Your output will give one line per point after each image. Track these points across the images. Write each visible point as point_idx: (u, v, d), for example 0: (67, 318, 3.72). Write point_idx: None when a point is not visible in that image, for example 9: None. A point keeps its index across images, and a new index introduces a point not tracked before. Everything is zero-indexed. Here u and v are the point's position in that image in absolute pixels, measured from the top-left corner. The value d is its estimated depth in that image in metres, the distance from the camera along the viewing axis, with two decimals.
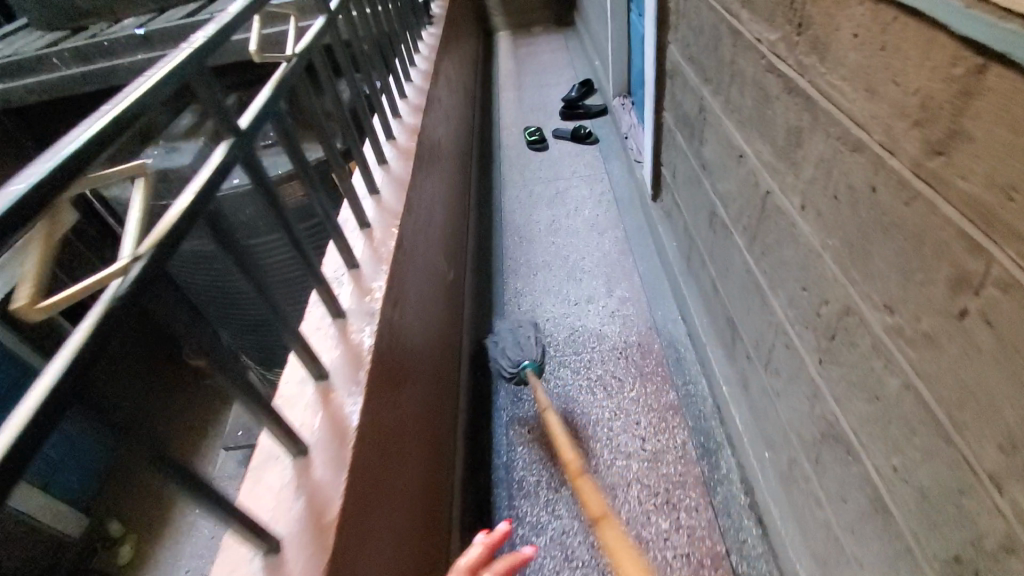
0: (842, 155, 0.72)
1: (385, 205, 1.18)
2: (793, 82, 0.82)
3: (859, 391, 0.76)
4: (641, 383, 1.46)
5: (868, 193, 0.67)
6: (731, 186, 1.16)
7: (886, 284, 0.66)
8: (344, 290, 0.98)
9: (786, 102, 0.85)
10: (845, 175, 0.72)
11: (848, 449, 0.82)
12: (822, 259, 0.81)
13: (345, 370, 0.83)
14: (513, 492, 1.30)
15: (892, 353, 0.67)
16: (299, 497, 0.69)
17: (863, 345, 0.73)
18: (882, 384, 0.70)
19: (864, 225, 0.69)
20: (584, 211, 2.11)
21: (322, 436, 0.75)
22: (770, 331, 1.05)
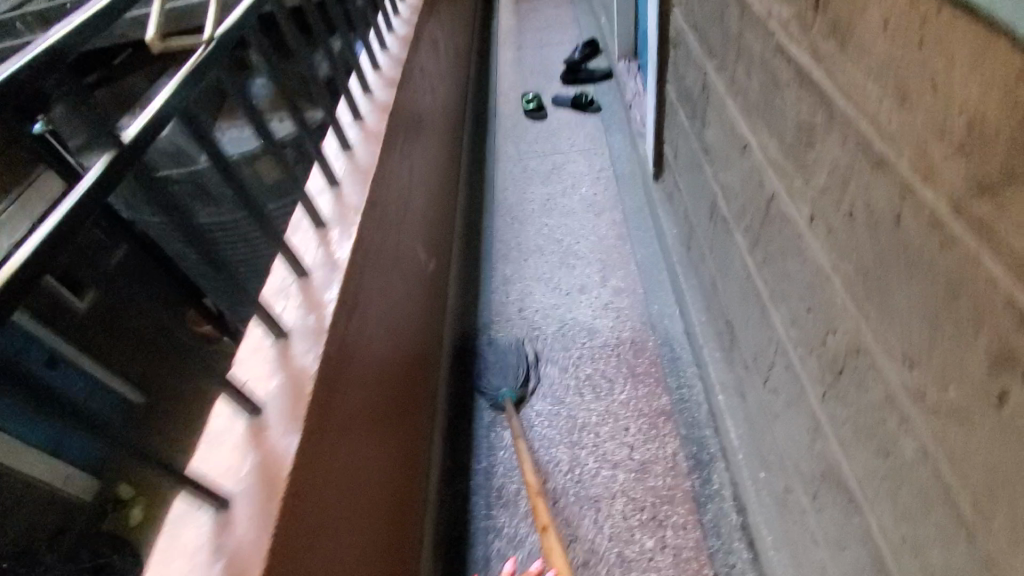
0: (860, 167, 0.59)
1: (345, 199, 1.07)
2: (806, 69, 0.68)
3: (866, 442, 0.66)
4: (632, 385, 1.37)
5: (891, 221, 0.55)
6: (734, 179, 1.02)
7: (907, 332, 0.55)
8: (288, 304, 0.88)
9: (797, 93, 0.71)
10: (863, 192, 0.59)
11: (849, 497, 0.72)
12: (831, 284, 0.69)
13: (281, 404, 0.74)
14: (492, 501, 1.23)
15: (908, 412, 0.56)
16: (216, 561, 0.61)
17: (874, 393, 0.62)
18: (894, 442, 0.60)
19: (884, 257, 0.57)
20: (582, 188, 1.97)
21: (249, 484, 0.67)
22: (770, 346, 0.95)
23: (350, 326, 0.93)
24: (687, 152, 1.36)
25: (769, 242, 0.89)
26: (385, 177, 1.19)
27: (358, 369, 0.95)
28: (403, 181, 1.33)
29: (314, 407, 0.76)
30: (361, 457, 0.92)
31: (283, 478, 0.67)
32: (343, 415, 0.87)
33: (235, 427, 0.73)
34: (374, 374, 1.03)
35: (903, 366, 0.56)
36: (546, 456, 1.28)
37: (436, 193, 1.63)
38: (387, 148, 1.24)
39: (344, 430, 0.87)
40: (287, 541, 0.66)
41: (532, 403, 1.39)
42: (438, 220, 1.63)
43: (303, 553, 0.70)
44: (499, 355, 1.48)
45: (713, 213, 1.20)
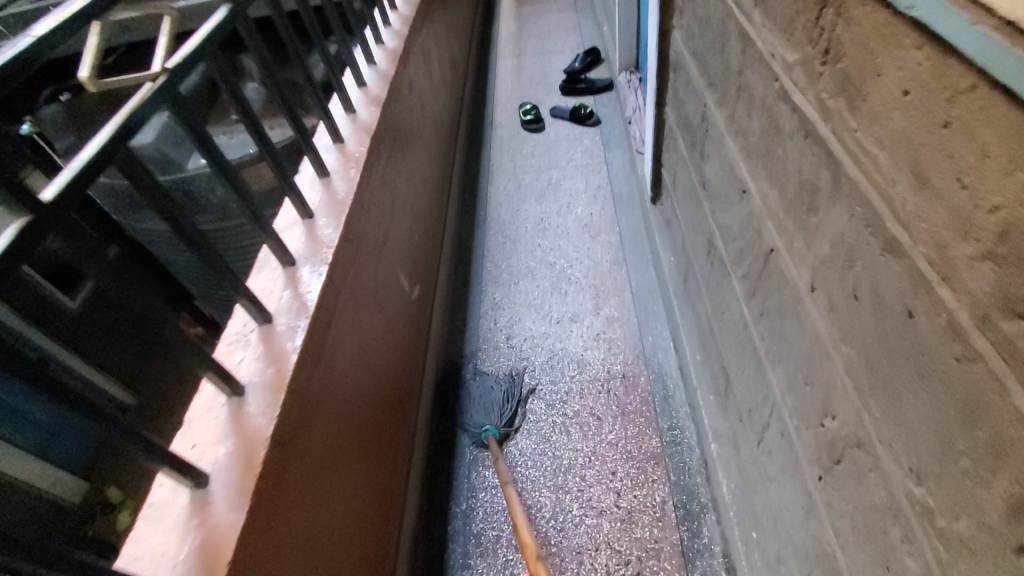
0: (867, 247, 0.52)
1: (317, 233, 1.00)
2: (810, 124, 0.61)
3: (863, 540, 0.60)
4: (621, 425, 1.31)
5: (902, 315, 0.48)
6: (731, 221, 0.95)
7: (916, 442, 0.48)
8: (246, 355, 0.81)
9: (800, 147, 0.64)
10: (870, 274, 0.52)
11: None
12: (831, 362, 0.63)
13: (230, 475, 0.69)
14: (470, 548, 1.17)
15: (914, 527, 0.50)
16: None
17: (876, 494, 0.56)
18: (897, 553, 0.54)
19: (892, 352, 0.50)
20: (578, 208, 1.90)
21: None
22: (765, 405, 0.88)
23: (315, 376, 0.87)
24: (685, 181, 1.29)
25: (765, 297, 0.83)
26: (363, 206, 1.12)
27: (324, 421, 0.89)
28: (385, 206, 1.26)
29: (265, 479, 0.70)
30: (321, 517, 0.86)
31: (227, 563, 0.62)
32: (303, 475, 0.81)
33: (178, 500, 0.67)
34: (342, 422, 0.97)
35: (909, 476, 0.50)
36: (528, 500, 1.22)
37: (422, 214, 1.56)
38: (367, 173, 1.17)
39: (303, 492, 0.81)
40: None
41: (516, 441, 1.33)
42: (425, 242, 1.56)
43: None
44: (484, 388, 1.42)
45: (711, 250, 1.13)
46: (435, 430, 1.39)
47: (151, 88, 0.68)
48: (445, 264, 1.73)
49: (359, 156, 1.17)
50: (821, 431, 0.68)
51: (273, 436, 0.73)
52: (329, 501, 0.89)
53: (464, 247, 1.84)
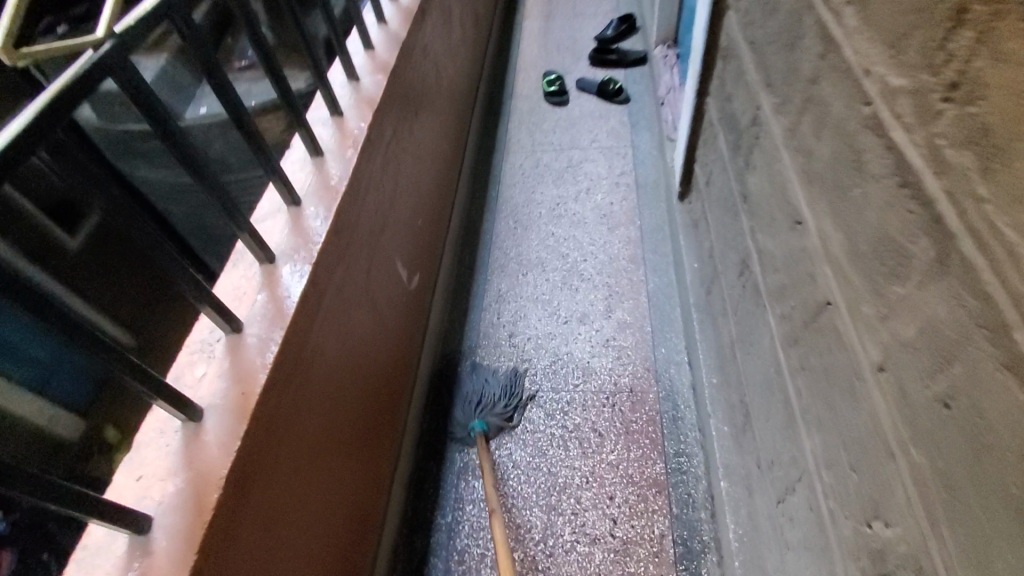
0: (974, 348, 0.40)
1: (303, 225, 0.88)
2: (908, 169, 0.48)
3: None
4: (623, 445, 1.22)
5: (1015, 451, 0.37)
6: (775, 249, 0.82)
7: None
8: (208, 371, 0.71)
9: (888, 194, 0.51)
10: (973, 384, 0.41)
11: None
12: (892, 462, 0.52)
13: (176, 522, 0.60)
14: (451, 566, 1.11)
15: None
16: None
17: None
18: None
19: (989, 489, 0.40)
20: (597, 195, 1.76)
21: None
22: (793, 466, 0.78)
23: (288, 396, 0.77)
24: (721, 186, 1.15)
25: (808, 350, 0.71)
26: (359, 192, 1.00)
27: (296, 442, 0.80)
28: (385, 190, 1.13)
29: (217, 526, 0.61)
30: (286, 550, 0.78)
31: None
32: (267, 508, 0.73)
33: (114, 547, 0.58)
34: (319, 439, 0.87)
35: None
36: (517, 518, 1.15)
37: (428, 194, 1.43)
38: (366, 153, 1.04)
39: (265, 528, 0.72)
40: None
41: (509, 451, 1.25)
42: (429, 224, 1.44)
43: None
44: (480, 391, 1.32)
45: (744, 272, 1.00)
46: (425, 430, 1.31)
47: (89, 60, 0.55)
48: (450, 248, 1.61)
49: (358, 133, 1.03)
50: (866, 531, 0.57)
51: (231, 475, 0.64)
52: (296, 530, 0.81)
53: (472, 228, 1.72)
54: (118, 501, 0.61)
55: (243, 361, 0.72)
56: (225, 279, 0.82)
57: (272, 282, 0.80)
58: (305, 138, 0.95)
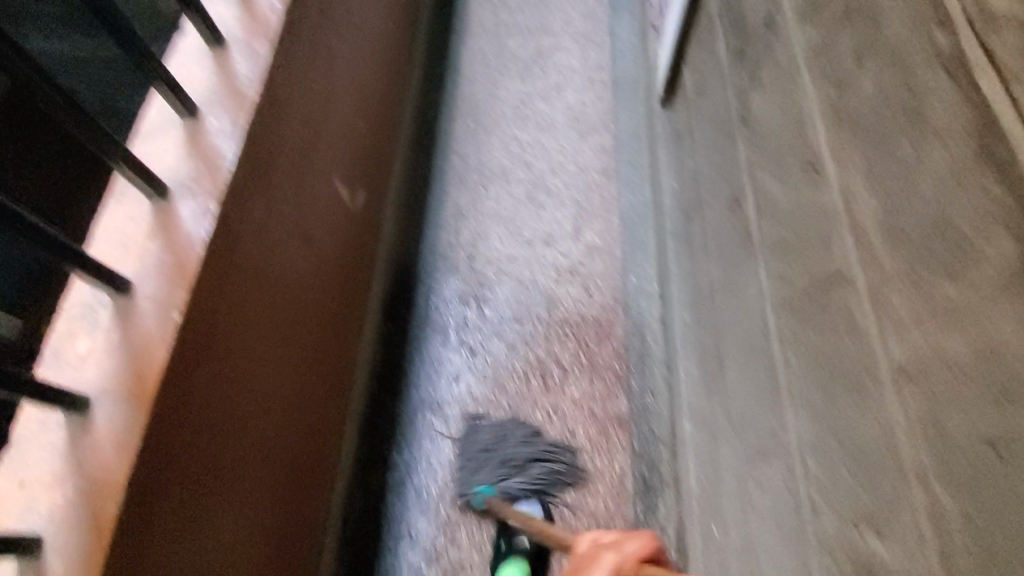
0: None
1: (203, 146, 0.69)
2: (984, 127, 0.37)
3: None
4: (587, 381, 1.17)
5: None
6: (779, 195, 0.70)
7: None
8: (92, 343, 0.57)
9: (947, 151, 0.41)
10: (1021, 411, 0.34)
11: None
12: (893, 459, 0.46)
13: (73, 523, 0.50)
14: (409, 502, 1.09)
15: None
16: None
17: None
18: None
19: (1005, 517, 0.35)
20: (569, 92, 1.55)
21: None
22: (761, 423, 0.73)
23: (204, 364, 0.64)
24: (714, 98, 0.98)
25: (805, 323, 0.61)
26: (278, 97, 0.79)
27: (221, 419, 0.69)
28: (314, 92, 0.92)
29: (124, 525, 0.52)
30: (216, 534, 0.69)
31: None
32: (188, 503, 0.62)
33: None
34: (249, 409, 0.76)
35: None
36: (477, 456, 1.12)
37: (372, 90, 1.21)
38: (283, 44, 0.81)
39: (180, 529, 0.62)
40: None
41: (469, 386, 1.19)
42: (375, 127, 1.23)
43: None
44: (444, 338, 1.24)
45: (728, 208, 0.89)
46: (378, 363, 1.22)
47: None
48: (400, 157, 1.42)
49: (272, 16, 0.80)
50: (841, 504, 0.54)
51: (133, 482, 0.52)
52: (226, 514, 0.72)
53: (427, 128, 1.51)
54: None
55: (136, 332, 0.58)
56: (104, 217, 0.64)
57: (166, 224, 0.63)
58: (198, 21, 0.72)
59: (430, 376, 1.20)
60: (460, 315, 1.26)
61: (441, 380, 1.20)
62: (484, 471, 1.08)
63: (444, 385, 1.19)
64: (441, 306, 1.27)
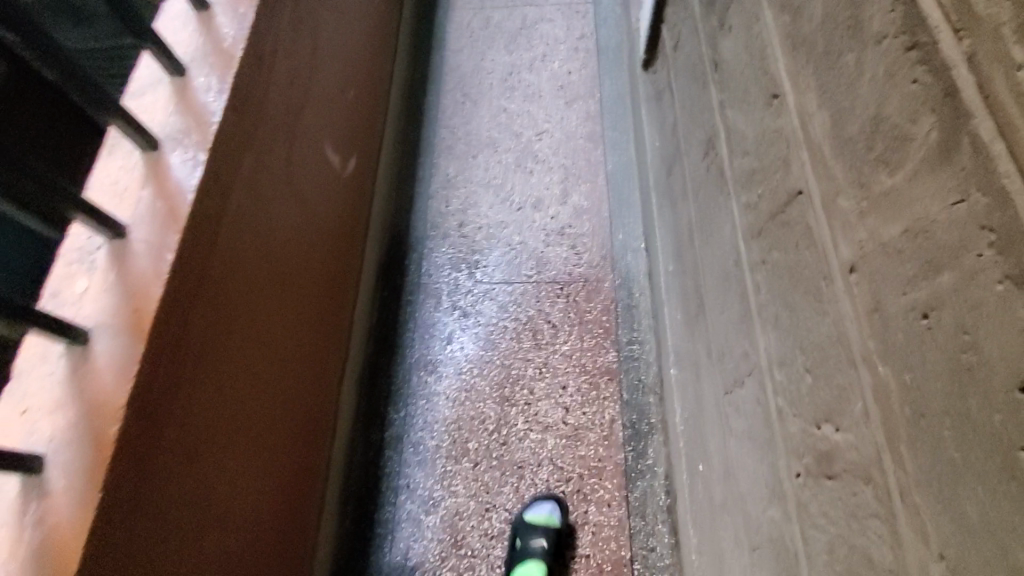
0: (956, 228, 0.36)
1: (191, 102, 0.72)
2: (914, 22, 0.39)
3: (838, 544, 0.51)
4: (577, 336, 1.21)
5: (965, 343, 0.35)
6: (746, 131, 0.72)
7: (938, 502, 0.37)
8: (90, 284, 0.60)
9: (883, 53, 0.43)
10: (946, 279, 0.36)
11: (790, 561, 0.61)
12: (847, 353, 0.49)
13: (79, 441, 0.53)
14: (407, 458, 1.12)
15: (903, 543, 0.41)
16: None
17: (868, 507, 0.46)
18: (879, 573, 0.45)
19: (933, 379, 0.38)
20: (553, 61, 1.57)
21: (30, 561, 0.50)
22: (739, 353, 0.76)
23: (199, 306, 0.68)
24: (690, 51, 1.00)
25: (772, 247, 0.64)
26: (263, 58, 0.82)
27: (219, 361, 0.72)
28: (299, 57, 0.95)
29: (128, 445, 0.55)
30: (218, 470, 0.73)
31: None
32: (188, 435, 0.66)
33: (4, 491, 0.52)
34: (246, 356, 0.79)
35: (934, 562, 0.38)
36: (472, 411, 1.15)
37: (357, 61, 1.23)
38: (265, 6, 0.83)
39: (182, 459, 0.65)
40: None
41: (461, 346, 1.22)
42: (362, 98, 1.25)
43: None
44: (437, 301, 1.27)
45: (705, 155, 0.91)
46: (373, 328, 1.25)
47: None
48: (388, 129, 1.44)
49: None
50: (807, 407, 0.57)
51: (131, 403, 0.56)
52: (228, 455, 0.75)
53: (415, 102, 1.53)
54: (2, 439, 0.53)
55: (131, 272, 0.61)
56: (99, 169, 0.67)
57: (159, 174, 0.66)
58: None
59: (424, 338, 1.23)
60: (451, 279, 1.29)
61: (434, 342, 1.23)
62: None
63: (438, 347, 1.22)
64: (433, 271, 1.31)
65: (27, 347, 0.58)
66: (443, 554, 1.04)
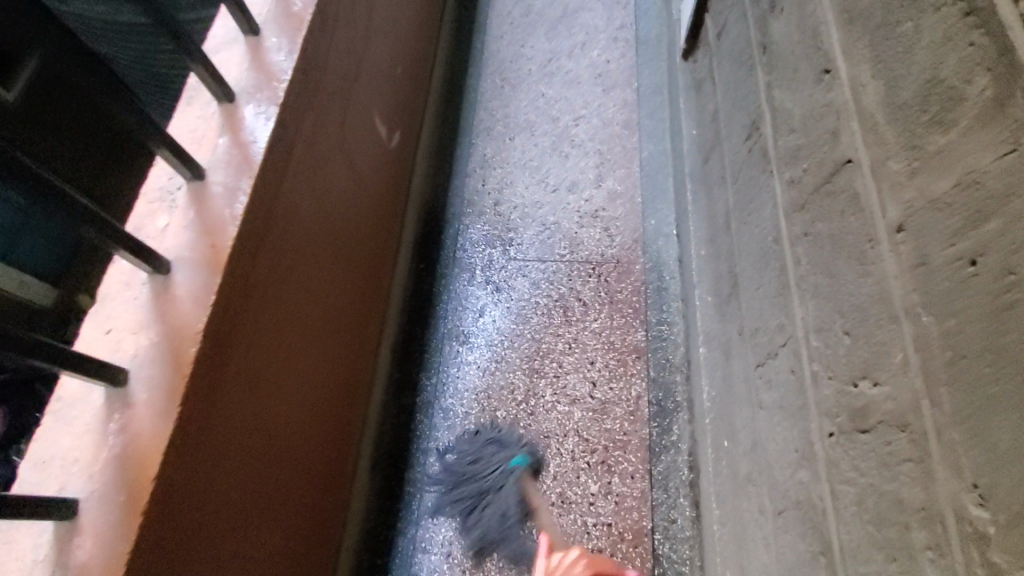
0: (1006, 176, 0.38)
1: (264, 59, 0.76)
2: None
3: (868, 494, 0.54)
4: (607, 315, 1.23)
5: (1011, 282, 0.37)
6: (793, 109, 0.74)
7: (974, 435, 0.40)
8: (171, 220, 0.65)
9: (940, 21, 0.45)
10: (994, 226, 0.39)
11: (817, 521, 0.64)
12: (889, 310, 0.51)
13: (160, 360, 0.57)
14: (437, 423, 1.16)
15: (936, 481, 0.44)
16: (79, 552, 0.50)
17: (902, 454, 0.49)
18: (909, 515, 0.47)
19: (976, 321, 0.40)
20: (593, 49, 1.60)
21: (114, 465, 0.53)
22: (774, 326, 0.79)
23: (266, 250, 0.72)
24: (736, 38, 1.02)
25: (816, 218, 0.67)
26: (327, 25, 0.86)
27: (279, 306, 0.76)
28: (357, 28, 0.99)
29: (203, 367, 0.59)
30: (277, 408, 0.77)
31: (147, 501, 0.52)
32: (254, 370, 0.70)
33: (91, 399, 0.56)
34: (302, 305, 0.83)
35: (968, 492, 0.40)
36: (502, 380, 1.19)
37: (407, 38, 1.27)
38: None
39: (248, 391, 0.69)
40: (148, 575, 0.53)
41: (494, 318, 1.26)
42: (408, 74, 1.29)
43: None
44: (472, 275, 1.31)
45: (746, 137, 0.94)
46: (409, 298, 1.29)
47: None
48: (429, 110, 1.48)
49: None
50: (844, 369, 0.59)
51: (208, 329, 0.60)
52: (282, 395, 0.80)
53: (456, 84, 1.57)
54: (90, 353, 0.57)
55: (209, 211, 0.65)
56: (180, 117, 0.71)
57: (235, 124, 0.71)
58: None
59: (459, 309, 1.27)
60: (486, 255, 1.33)
61: (468, 313, 1.27)
62: (486, 506, 1.05)
63: (472, 319, 1.26)
64: (469, 246, 1.34)
65: (113, 276, 0.62)
66: None
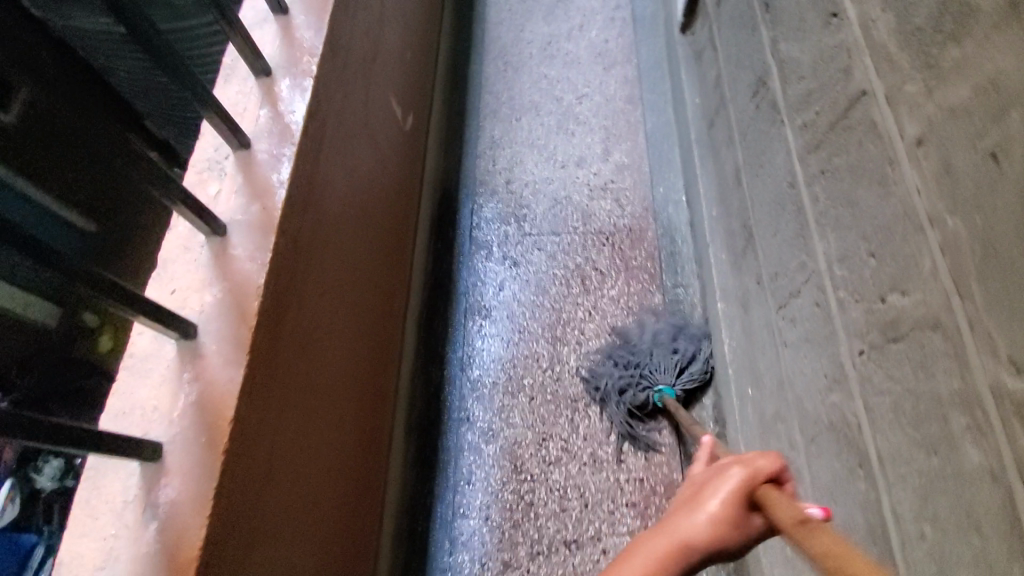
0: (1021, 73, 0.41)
1: (294, 36, 0.79)
2: None
3: (903, 399, 0.57)
4: (624, 282, 1.27)
5: None
6: (803, 58, 0.78)
7: (1006, 314, 0.43)
8: (222, 187, 0.68)
9: None
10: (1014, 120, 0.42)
11: (852, 439, 0.67)
12: (914, 222, 0.54)
13: (225, 313, 0.60)
14: (466, 393, 1.19)
15: (971, 368, 0.47)
16: (167, 491, 0.53)
17: (935, 353, 0.52)
18: (946, 406, 0.51)
19: (1003, 210, 0.44)
20: (591, 30, 1.63)
21: (191, 413, 0.56)
22: (795, 268, 0.82)
23: (309, 216, 0.75)
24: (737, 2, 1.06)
25: (833, 155, 0.70)
26: (348, 4, 0.89)
27: (321, 273, 0.79)
28: (372, 10, 1.02)
29: (265, 321, 0.62)
30: (324, 372, 0.80)
31: (227, 442, 0.55)
32: (304, 331, 0.73)
33: (163, 354, 0.59)
34: (340, 274, 0.86)
35: (1003, 367, 0.43)
36: (527, 349, 1.22)
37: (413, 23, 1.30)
38: None
39: (300, 351, 0.72)
40: (230, 513, 0.56)
41: (514, 291, 1.29)
42: (416, 60, 1.32)
43: (252, 526, 0.60)
44: (490, 252, 1.34)
45: (754, 94, 0.97)
46: (429, 277, 1.32)
47: None
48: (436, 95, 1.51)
49: None
50: (870, 290, 0.63)
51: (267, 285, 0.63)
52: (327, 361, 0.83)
53: (460, 70, 1.60)
54: None
55: (257, 177, 0.68)
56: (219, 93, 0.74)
57: (273, 97, 0.74)
58: None
59: (481, 283, 1.30)
60: (503, 231, 1.36)
61: (490, 288, 1.30)
62: (618, 381, 1.13)
63: (494, 292, 1.29)
64: (484, 224, 1.38)
65: (171, 242, 0.65)
66: (503, 479, 1.10)
